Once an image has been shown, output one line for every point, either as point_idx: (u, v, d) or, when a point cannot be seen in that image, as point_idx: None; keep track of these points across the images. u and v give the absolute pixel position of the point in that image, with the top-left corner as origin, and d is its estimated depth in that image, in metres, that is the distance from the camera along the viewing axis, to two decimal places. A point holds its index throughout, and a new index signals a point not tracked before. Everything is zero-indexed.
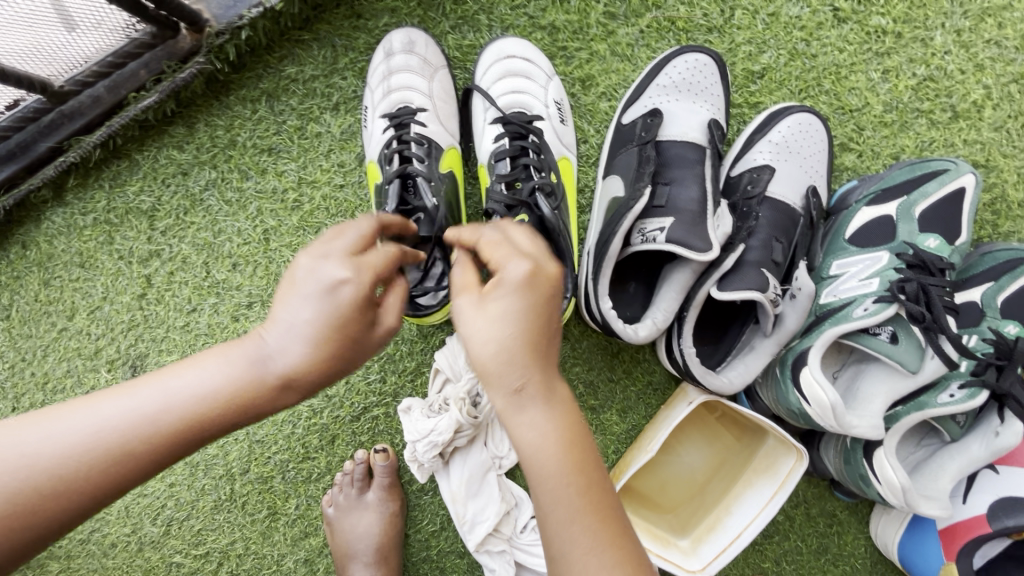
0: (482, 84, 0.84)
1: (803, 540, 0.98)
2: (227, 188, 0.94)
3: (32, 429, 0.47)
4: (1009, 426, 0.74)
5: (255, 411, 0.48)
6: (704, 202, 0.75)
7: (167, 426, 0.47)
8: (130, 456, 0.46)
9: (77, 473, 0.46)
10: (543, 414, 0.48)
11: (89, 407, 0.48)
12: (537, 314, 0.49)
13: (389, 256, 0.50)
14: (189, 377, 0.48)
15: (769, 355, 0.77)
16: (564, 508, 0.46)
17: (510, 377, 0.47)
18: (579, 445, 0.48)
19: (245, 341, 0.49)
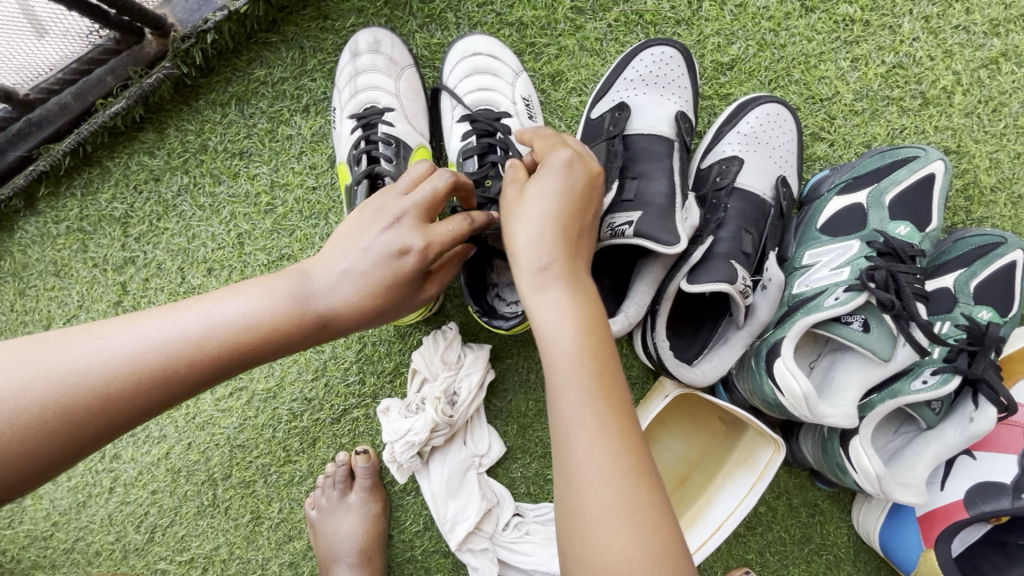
0: (449, 82, 0.84)
1: (786, 530, 0.98)
2: (200, 193, 0.94)
3: (66, 347, 0.46)
4: (982, 411, 0.74)
5: (300, 338, 0.53)
6: (672, 195, 0.75)
7: (214, 345, 0.49)
8: (172, 376, 0.48)
9: (114, 389, 0.46)
10: (561, 297, 0.52)
11: (128, 329, 0.48)
12: (574, 204, 0.55)
13: (452, 237, 0.55)
14: (237, 303, 0.51)
15: (742, 346, 0.77)
16: (571, 384, 0.49)
17: (537, 255, 0.53)
18: (594, 334, 0.51)
19: (296, 275, 0.54)
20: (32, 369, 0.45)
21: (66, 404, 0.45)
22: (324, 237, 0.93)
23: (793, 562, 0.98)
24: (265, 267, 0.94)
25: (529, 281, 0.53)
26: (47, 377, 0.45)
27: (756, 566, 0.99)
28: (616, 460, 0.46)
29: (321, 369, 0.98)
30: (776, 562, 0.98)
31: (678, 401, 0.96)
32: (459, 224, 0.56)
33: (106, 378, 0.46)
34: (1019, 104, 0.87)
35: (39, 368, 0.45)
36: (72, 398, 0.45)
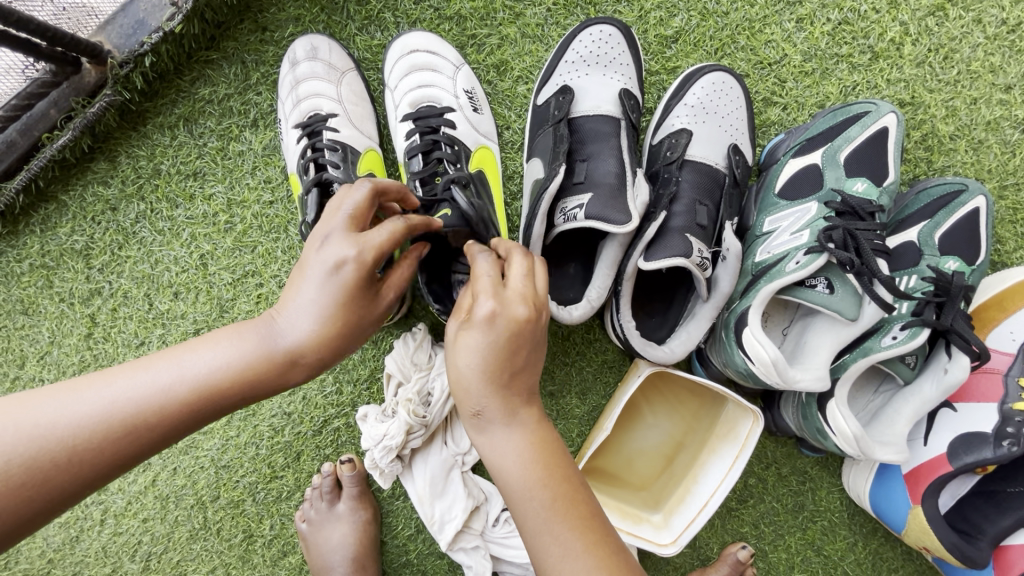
0: (391, 82, 0.83)
1: (779, 501, 0.97)
2: (157, 218, 0.93)
3: (33, 405, 0.45)
4: (956, 360, 0.73)
5: (270, 382, 0.51)
6: (622, 174, 0.74)
7: (186, 397, 0.48)
8: (144, 430, 0.47)
9: (87, 442, 0.45)
10: (508, 435, 0.52)
11: (100, 384, 0.47)
12: (502, 352, 0.51)
13: (385, 239, 0.51)
14: (207, 353, 0.50)
15: (709, 320, 0.76)
16: (532, 521, 0.50)
17: (470, 405, 0.52)
18: (545, 456, 0.52)
19: (259, 321, 0.52)
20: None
21: (38, 462, 0.44)
22: (287, 250, 0.93)
23: (786, 530, 0.98)
24: (230, 285, 0.94)
25: (469, 425, 0.54)
26: (12, 442, 0.43)
27: (752, 539, 0.99)
28: None
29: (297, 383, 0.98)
30: (770, 532, 0.98)
31: (650, 380, 0.95)
32: (364, 198, 0.53)
33: (80, 433, 0.45)
34: (970, 49, 0.86)
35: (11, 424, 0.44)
36: (41, 456, 0.44)
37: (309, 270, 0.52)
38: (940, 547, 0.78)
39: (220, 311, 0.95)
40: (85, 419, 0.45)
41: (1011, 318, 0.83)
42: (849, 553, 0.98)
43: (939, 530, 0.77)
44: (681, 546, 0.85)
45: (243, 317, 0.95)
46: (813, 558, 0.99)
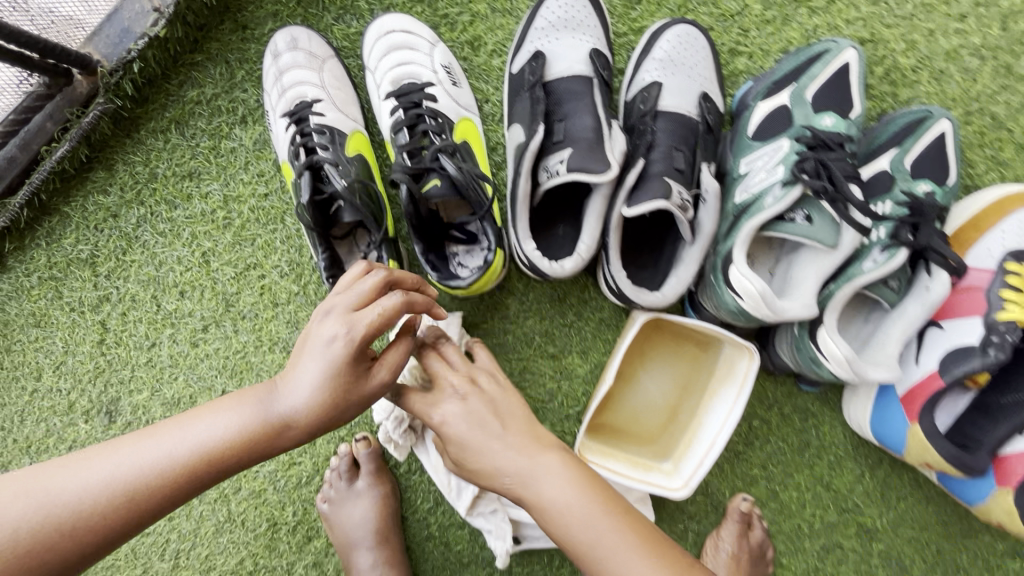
0: (371, 63, 0.86)
1: (784, 440, 1.00)
2: (157, 220, 0.96)
3: (52, 479, 0.54)
4: (937, 278, 0.78)
5: (262, 448, 0.58)
6: (599, 128, 0.77)
7: (187, 462, 0.56)
8: (150, 493, 0.54)
9: (99, 507, 0.53)
10: (552, 474, 0.62)
11: (111, 456, 0.55)
12: (494, 425, 0.64)
13: (376, 320, 0.56)
14: (209, 422, 0.58)
15: (697, 261, 0.79)
16: (602, 544, 0.59)
17: (507, 474, 0.62)
18: (592, 485, 0.63)
19: (255, 393, 0.60)
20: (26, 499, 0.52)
21: (49, 528, 0.51)
22: (285, 240, 0.96)
23: (794, 469, 1.01)
24: (234, 280, 0.98)
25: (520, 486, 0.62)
26: (39, 505, 0.52)
27: (761, 480, 1.01)
28: None
29: None
30: (779, 472, 1.01)
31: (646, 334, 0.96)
32: (373, 284, 0.60)
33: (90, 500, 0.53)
34: None
35: (31, 496, 0.52)
36: (53, 521, 0.51)
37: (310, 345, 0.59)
38: (940, 459, 0.80)
39: (226, 305, 0.98)
40: (96, 488, 0.53)
41: (988, 236, 0.86)
42: (858, 485, 1.01)
43: (937, 442, 0.79)
44: (692, 489, 0.88)
45: (248, 309, 0.98)
46: (823, 493, 1.02)
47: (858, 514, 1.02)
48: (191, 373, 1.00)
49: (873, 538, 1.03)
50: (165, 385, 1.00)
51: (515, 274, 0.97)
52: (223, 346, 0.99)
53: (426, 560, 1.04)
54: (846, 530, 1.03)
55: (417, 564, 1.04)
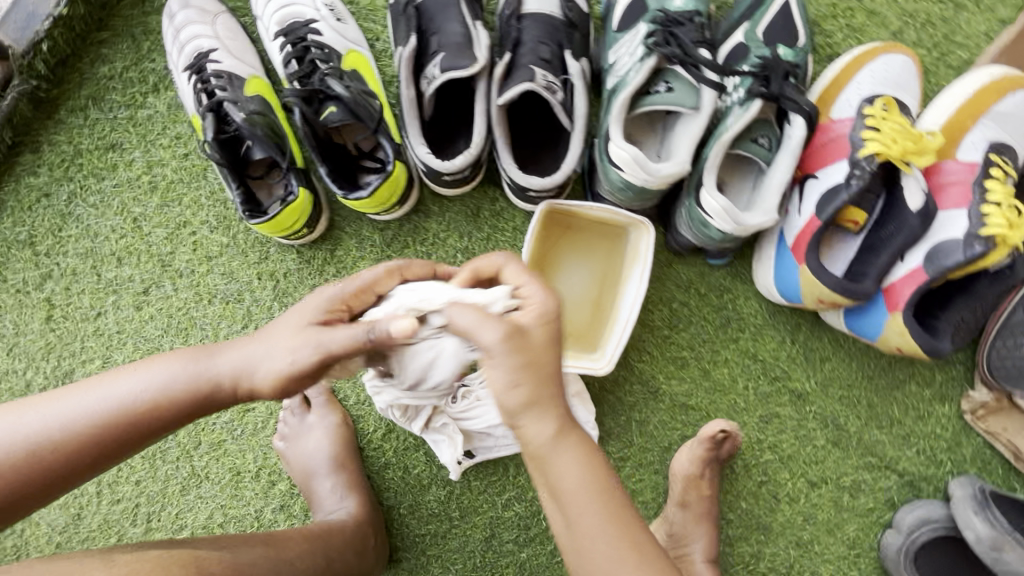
0: (259, 11, 0.93)
1: (706, 319, 1.06)
2: (87, 193, 1.02)
3: (22, 413, 0.62)
4: (795, 123, 0.85)
5: (194, 403, 0.64)
6: (467, 31, 0.85)
7: (131, 407, 0.62)
8: (96, 431, 0.61)
9: (57, 438, 0.61)
10: (575, 457, 0.59)
11: (69, 395, 0.62)
12: (547, 373, 0.59)
13: (373, 276, 0.66)
14: (152, 372, 0.63)
15: (580, 142, 0.85)
16: (601, 530, 0.59)
17: (541, 436, 0.59)
18: (605, 486, 0.60)
19: (197, 353, 0.65)
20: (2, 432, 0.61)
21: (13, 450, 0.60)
22: (210, 195, 1.02)
23: (720, 346, 1.06)
24: (167, 240, 1.03)
25: (548, 439, 0.59)
26: (10, 437, 0.60)
27: (692, 361, 1.07)
28: None
29: (247, 315, 1.04)
30: (707, 351, 1.07)
31: (561, 233, 1.01)
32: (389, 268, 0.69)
33: (48, 433, 0.61)
34: None
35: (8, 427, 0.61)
36: (14, 447, 0.60)
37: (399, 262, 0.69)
38: (829, 291, 0.86)
39: (163, 265, 1.04)
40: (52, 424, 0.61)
41: (845, 91, 0.93)
42: (782, 352, 1.06)
43: (822, 274, 0.85)
44: (614, 364, 0.95)
45: (184, 266, 1.04)
46: (751, 366, 1.07)
47: (788, 380, 1.07)
48: (138, 336, 1.04)
49: (806, 402, 1.08)
50: (113, 351, 1.04)
51: (429, 197, 1.03)
52: (165, 305, 1.04)
53: (387, 487, 1.08)
54: (779, 399, 1.08)
55: (380, 492, 1.08)
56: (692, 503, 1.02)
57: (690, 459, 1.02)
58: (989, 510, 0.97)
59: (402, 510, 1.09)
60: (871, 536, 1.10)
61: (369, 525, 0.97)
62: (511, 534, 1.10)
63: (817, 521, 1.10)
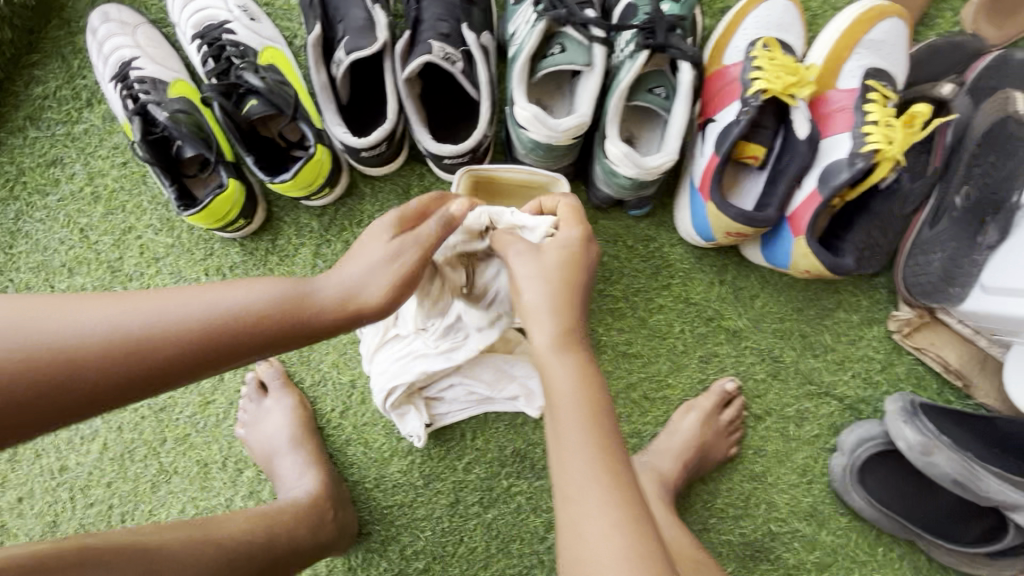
0: (177, 18, 0.99)
1: (637, 270, 1.11)
2: (34, 209, 1.07)
3: (71, 309, 0.56)
4: (684, 70, 0.92)
5: (300, 322, 0.62)
6: (369, 16, 0.92)
7: (195, 332, 0.58)
8: (145, 353, 0.56)
9: (92, 354, 0.55)
10: (572, 361, 0.69)
11: (116, 306, 0.57)
12: (560, 277, 0.73)
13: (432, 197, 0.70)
14: (237, 294, 0.60)
15: (487, 107, 0.91)
16: (574, 431, 0.65)
17: (542, 330, 0.71)
18: (598, 404, 0.66)
19: (300, 276, 0.64)
20: (17, 328, 0.53)
21: (37, 351, 0.53)
22: (152, 199, 1.07)
23: (653, 293, 1.12)
24: (114, 246, 1.08)
25: (549, 341, 0.70)
26: (30, 337, 0.53)
27: (629, 311, 1.12)
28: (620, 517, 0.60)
29: None
30: (642, 300, 1.12)
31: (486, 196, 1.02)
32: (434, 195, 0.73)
33: (88, 343, 0.55)
34: None
35: (41, 322, 0.54)
36: (30, 359, 0.53)
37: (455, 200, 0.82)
38: (732, 222, 0.92)
39: (112, 271, 1.08)
40: (91, 338, 0.55)
41: (735, 39, 1.01)
42: (712, 293, 1.12)
43: (724, 207, 0.91)
44: None
45: (133, 270, 1.08)
46: (686, 310, 1.12)
47: (722, 320, 1.13)
48: None
49: (742, 339, 1.13)
50: None
51: (360, 179, 1.08)
52: None
53: (351, 463, 1.12)
54: (716, 338, 1.13)
55: (344, 468, 1.12)
56: (673, 455, 1.06)
57: (691, 420, 1.08)
58: (917, 419, 1.01)
59: (368, 485, 1.12)
60: (821, 462, 1.15)
61: (329, 500, 0.99)
62: (475, 497, 1.13)
63: (767, 453, 1.15)
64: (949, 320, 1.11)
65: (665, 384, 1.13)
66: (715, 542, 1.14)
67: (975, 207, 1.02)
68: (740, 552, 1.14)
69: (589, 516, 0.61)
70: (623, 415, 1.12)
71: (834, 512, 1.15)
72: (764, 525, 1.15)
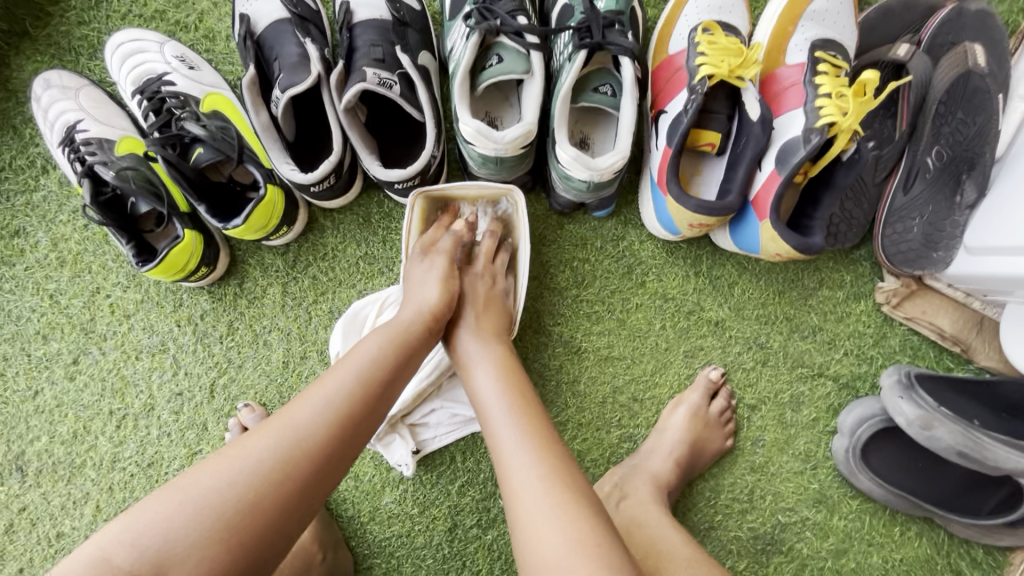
0: (117, 76, 1.01)
1: (609, 271, 1.09)
2: (3, 281, 1.08)
3: (200, 485, 0.58)
4: (625, 65, 0.89)
5: (416, 346, 0.76)
6: (302, 52, 0.93)
7: (341, 408, 0.65)
8: (322, 432, 0.63)
9: (308, 443, 0.62)
10: (490, 359, 0.81)
11: (244, 452, 0.61)
12: (493, 303, 0.90)
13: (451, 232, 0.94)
14: (337, 379, 0.68)
15: (432, 127, 0.89)
16: (501, 415, 0.73)
17: (462, 347, 0.83)
18: (515, 386, 0.77)
19: (382, 326, 0.76)
20: (176, 511, 0.57)
21: (224, 513, 0.57)
22: (117, 257, 1.07)
23: (629, 293, 1.09)
24: (85, 308, 1.08)
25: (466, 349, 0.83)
26: (192, 510, 0.57)
27: (606, 314, 1.09)
28: (546, 479, 0.66)
29: (175, 362, 1.08)
30: (618, 301, 1.09)
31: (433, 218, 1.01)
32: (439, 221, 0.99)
33: (272, 463, 0.60)
34: None
35: (193, 501, 0.57)
36: (218, 516, 0.57)
37: (414, 267, 0.91)
38: (693, 214, 0.89)
39: (86, 333, 1.08)
40: (274, 453, 0.61)
41: (677, 27, 0.99)
42: (689, 286, 1.10)
43: (682, 200, 0.88)
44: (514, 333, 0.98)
45: (107, 329, 1.08)
46: (664, 306, 1.10)
47: (703, 312, 1.10)
48: (78, 405, 1.08)
49: (725, 329, 1.10)
50: (57, 424, 1.08)
51: (319, 214, 1.07)
52: (97, 370, 1.08)
53: (344, 498, 1.11)
54: (699, 331, 1.10)
55: (338, 505, 1.11)
56: (664, 454, 1.04)
57: (679, 416, 1.06)
58: (914, 392, 0.97)
59: (363, 519, 1.11)
60: (823, 446, 1.11)
61: (315, 544, 0.99)
62: (472, 520, 1.11)
63: (767, 443, 1.11)
64: (937, 285, 1.07)
65: (651, 384, 1.10)
66: (724, 540, 1.11)
67: (949, 166, 0.99)
68: (751, 548, 1.11)
69: (519, 473, 0.67)
70: (613, 420, 1.10)
71: (842, 496, 1.11)
72: (772, 517, 1.11)
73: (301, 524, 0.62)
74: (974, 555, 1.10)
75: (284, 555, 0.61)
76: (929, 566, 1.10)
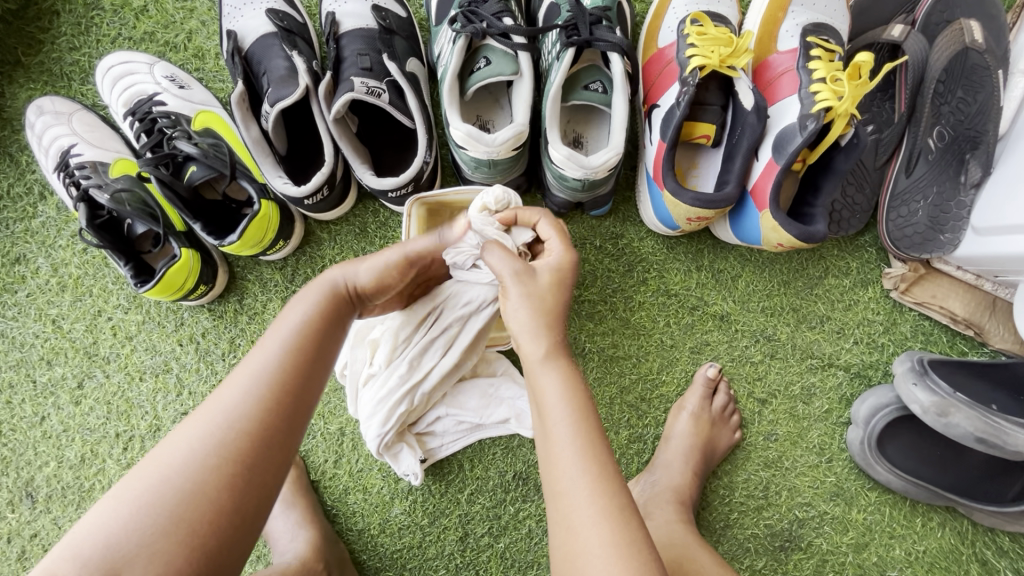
0: (109, 98, 1.02)
1: (610, 268, 1.08)
2: (6, 308, 1.08)
3: (140, 482, 0.54)
4: (614, 60, 0.88)
5: (341, 308, 0.73)
6: (290, 65, 0.93)
7: (268, 382, 0.61)
8: (251, 410, 0.59)
9: (240, 422, 0.58)
10: (561, 374, 0.68)
11: (178, 440, 0.57)
12: (559, 289, 0.74)
13: (451, 229, 0.84)
14: (259, 355, 0.64)
15: (423, 133, 0.88)
16: (570, 442, 0.63)
17: (533, 347, 0.70)
18: (586, 407, 0.66)
19: (307, 288, 0.72)
20: (115, 513, 0.52)
21: (167, 507, 0.53)
22: (117, 279, 1.08)
23: (631, 291, 1.08)
24: (87, 332, 1.08)
25: (540, 353, 0.70)
26: (133, 511, 0.52)
27: (610, 313, 1.08)
28: (608, 521, 0.59)
29: (179, 382, 1.08)
30: (621, 300, 1.08)
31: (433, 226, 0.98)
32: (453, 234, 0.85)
33: (207, 450, 0.56)
34: None
35: (130, 501, 0.53)
36: (157, 512, 0.52)
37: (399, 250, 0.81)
38: (690, 208, 0.88)
39: (90, 356, 1.08)
40: (208, 437, 0.57)
41: (665, 20, 0.98)
42: (692, 281, 1.08)
43: (679, 194, 0.87)
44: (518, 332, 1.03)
45: (110, 352, 1.08)
46: (667, 302, 1.08)
47: (708, 307, 1.08)
48: (84, 428, 1.08)
49: (731, 323, 1.08)
50: (65, 449, 1.08)
51: (315, 226, 1.06)
52: (102, 393, 1.08)
53: (352, 512, 1.10)
54: (704, 326, 1.08)
55: (347, 519, 1.10)
56: (676, 461, 1.02)
57: (683, 420, 1.04)
58: (928, 378, 0.95)
59: (373, 532, 1.10)
60: (838, 437, 1.09)
61: (319, 562, 0.98)
62: (484, 528, 1.09)
63: (780, 437, 1.09)
64: (947, 268, 1.03)
65: (659, 383, 1.08)
66: (741, 539, 1.08)
67: (951, 146, 0.98)
68: (769, 546, 1.08)
69: (578, 510, 0.60)
70: (622, 420, 1.08)
71: (861, 489, 1.09)
72: (790, 513, 1.09)
73: (262, 508, 0.57)
74: (1000, 543, 1.07)
75: (250, 543, 0.57)
76: (954, 557, 1.07)
